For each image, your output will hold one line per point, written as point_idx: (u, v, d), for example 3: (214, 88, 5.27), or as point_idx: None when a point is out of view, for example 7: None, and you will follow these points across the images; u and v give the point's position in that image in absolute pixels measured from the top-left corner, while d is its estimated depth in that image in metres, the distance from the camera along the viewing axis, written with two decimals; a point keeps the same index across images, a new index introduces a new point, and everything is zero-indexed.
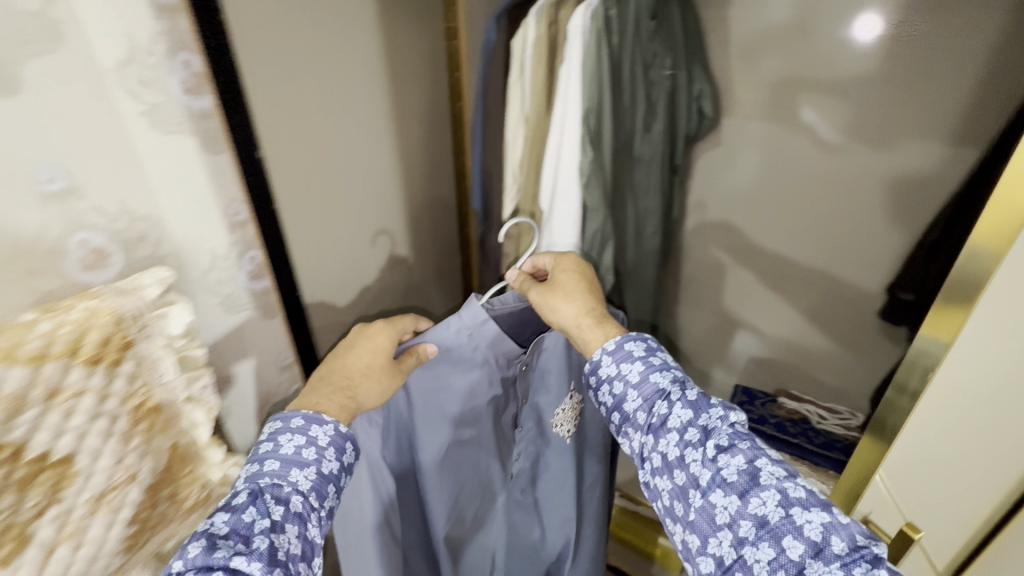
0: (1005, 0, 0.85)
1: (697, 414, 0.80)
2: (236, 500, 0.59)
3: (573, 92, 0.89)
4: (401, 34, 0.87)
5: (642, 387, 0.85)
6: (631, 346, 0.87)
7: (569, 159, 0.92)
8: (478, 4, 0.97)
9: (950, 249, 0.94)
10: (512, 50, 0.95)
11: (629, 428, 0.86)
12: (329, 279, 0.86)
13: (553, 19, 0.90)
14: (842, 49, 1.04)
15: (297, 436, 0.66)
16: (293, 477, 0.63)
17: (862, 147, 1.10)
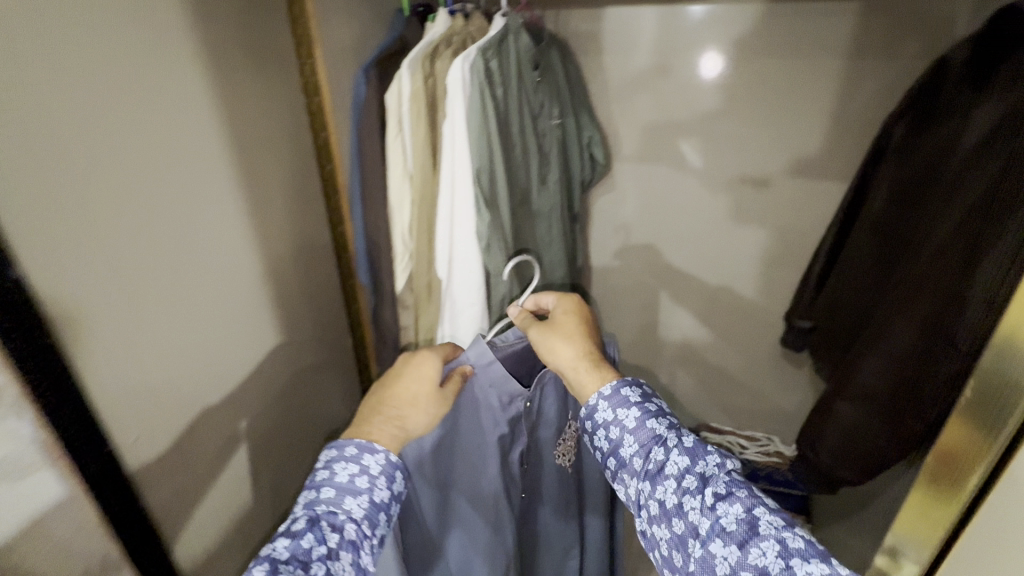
0: (842, 52, 0.95)
1: (697, 463, 0.62)
2: (292, 526, 0.49)
3: (460, 150, 0.80)
4: (245, 92, 0.71)
5: (639, 431, 0.66)
6: (627, 389, 0.69)
7: (463, 222, 0.83)
8: (340, 56, 0.85)
9: (840, 278, 0.97)
10: (388, 106, 0.85)
11: (624, 472, 0.67)
12: (168, 418, 0.63)
13: (428, 71, 0.82)
14: (695, 87, 1.08)
15: (353, 461, 0.55)
16: (349, 505, 0.53)
17: (742, 186, 1.13)
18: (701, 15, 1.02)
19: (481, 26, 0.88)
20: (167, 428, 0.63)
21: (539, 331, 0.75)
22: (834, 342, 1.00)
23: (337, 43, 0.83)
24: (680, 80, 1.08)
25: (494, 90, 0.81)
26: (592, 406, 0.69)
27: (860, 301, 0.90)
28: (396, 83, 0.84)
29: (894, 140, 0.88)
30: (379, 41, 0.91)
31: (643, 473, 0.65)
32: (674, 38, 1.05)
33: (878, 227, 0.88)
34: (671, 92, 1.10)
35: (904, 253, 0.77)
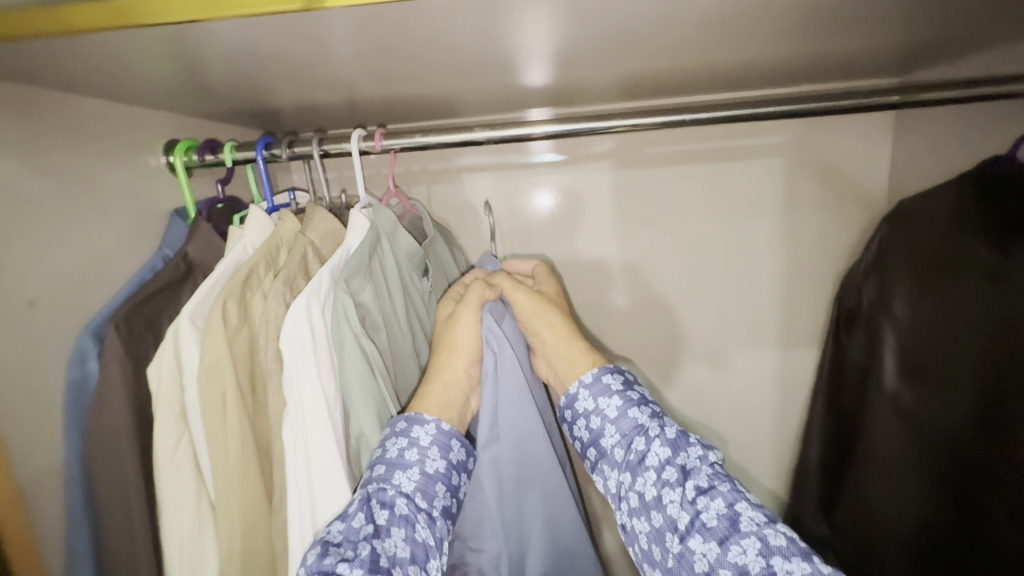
0: (768, 207, 0.81)
1: (679, 455, 0.44)
2: (343, 510, 0.40)
3: (321, 453, 0.45)
4: None
5: (620, 421, 0.47)
6: (608, 376, 0.50)
7: None
8: (39, 312, 0.41)
9: (876, 477, 0.72)
10: (156, 390, 0.45)
11: (604, 467, 0.48)
12: None
13: (238, 318, 0.46)
14: (577, 249, 0.86)
15: (408, 434, 0.44)
16: (397, 478, 0.42)
17: (696, 363, 0.89)
18: (560, 180, 0.84)
19: (329, 228, 0.55)
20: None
21: (533, 302, 0.54)
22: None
23: (27, 296, 0.40)
24: (543, 253, 0.87)
25: (373, 331, 0.48)
26: (573, 395, 0.50)
27: (935, 522, 0.68)
28: (171, 343, 0.45)
29: (865, 303, 0.74)
30: (134, 268, 0.50)
31: (623, 466, 0.46)
32: (512, 199, 0.85)
33: (911, 419, 0.68)
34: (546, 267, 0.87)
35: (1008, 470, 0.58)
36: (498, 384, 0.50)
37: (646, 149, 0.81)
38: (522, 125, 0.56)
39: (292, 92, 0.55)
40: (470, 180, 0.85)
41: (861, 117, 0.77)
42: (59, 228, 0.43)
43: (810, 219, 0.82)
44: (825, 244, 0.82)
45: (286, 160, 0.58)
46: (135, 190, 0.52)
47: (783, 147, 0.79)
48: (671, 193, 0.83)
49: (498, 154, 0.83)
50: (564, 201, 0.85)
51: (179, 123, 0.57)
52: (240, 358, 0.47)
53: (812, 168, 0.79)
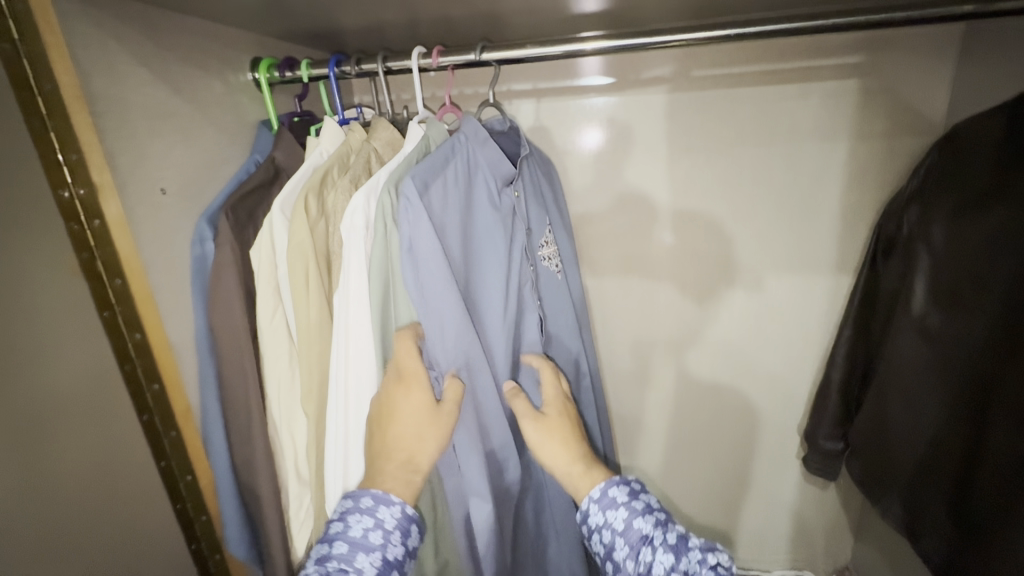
0: (818, 133, 0.82)
1: (681, 560, 0.47)
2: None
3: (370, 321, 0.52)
4: None
5: (626, 532, 0.49)
6: (614, 489, 0.52)
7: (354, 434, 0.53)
8: (174, 197, 0.51)
9: (894, 392, 0.77)
10: (258, 267, 0.54)
11: None
12: None
13: (318, 209, 0.54)
14: (625, 176, 0.90)
15: (356, 510, 0.47)
16: (361, 565, 0.44)
17: (732, 290, 0.93)
18: (610, 105, 0.86)
19: (390, 137, 0.61)
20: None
21: (538, 431, 0.57)
22: (902, 485, 0.80)
23: (159, 184, 0.49)
24: (591, 179, 0.91)
25: None
26: (584, 510, 0.52)
27: (943, 436, 0.71)
28: (269, 228, 0.54)
29: (904, 228, 0.76)
30: (232, 171, 0.59)
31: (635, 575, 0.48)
32: (562, 125, 0.89)
33: (932, 339, 0.70)
34: (593, 197, 0.92)
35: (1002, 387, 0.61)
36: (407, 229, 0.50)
37: (695, 72, 0.82)
38: (572, 42, 0.59)
39: (363, 14, 0.60)
40: (527, 107, 0.89)
41: (927, 36, 0.74)
42: (180, 130, 0.52)
43: (860, 147, 0.81)
44: (873, 173, 0.82)
45: (354, 76, 0.64)
46: (230, 104, 0.59)
47: (839, 70, 0.78)
48: (718, 117, 0.84)
49: (554, 82, 0.86)
50: (617, 135, 0.88)
51: (262, 42, 0.64)
52: (319, 242, 0.55)
53: (869, 94, 0.78)
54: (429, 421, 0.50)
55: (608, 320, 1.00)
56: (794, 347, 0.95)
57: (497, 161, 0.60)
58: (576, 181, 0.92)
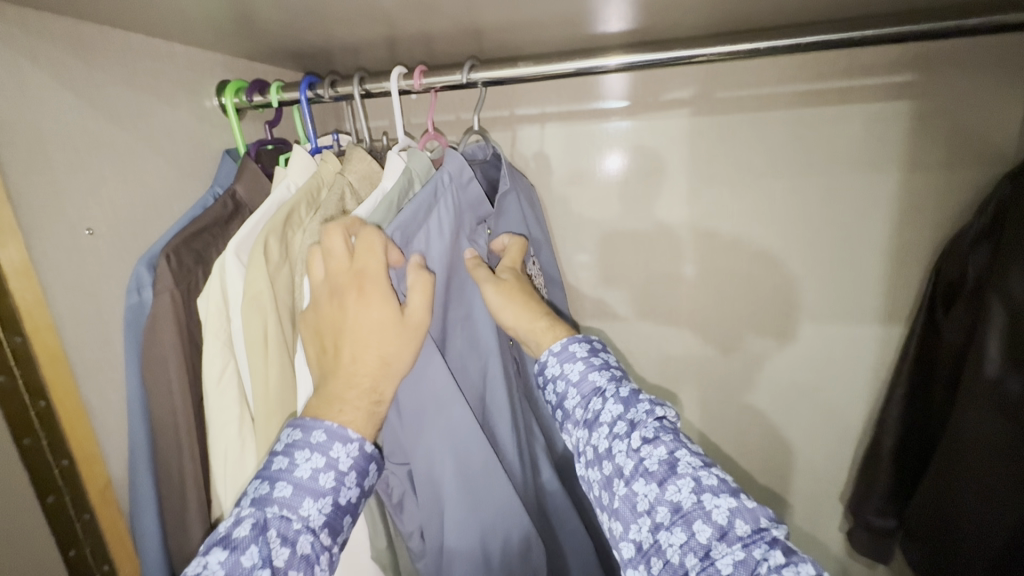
0: (861, 160, 0.71)
1: (630, 410, 0.41)
2: (229, 533, 0.34)
3: None
4: None
5: (580, 383, 0.44)
6: (575, 344, 0.46)
7: None
8: (103, 236, 0.44)
9: (958, 475, 0.65)
10: (206, 322, 0.47)
11: (566, 428, 0.46)
12: None
13: (278, 257, 0.46)
14: (645, 207, 0.81)
15: (305, 444, 0.38)
16: (306, 512, 0.38)
17: (763, 337, 0.82)
18: (621, 129, 0.78)
19: (367, 169, 0.53)
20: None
21: (500, 294, 0.48)
22: None
23: (85, 224, 0.43)
24: (604, 211, 0.83)
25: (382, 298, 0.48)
26: (543, 363, 0.47)
27: None
28: (218, 277, 0.46)
29: (971, 275, 0.65)
30: (188, 207, 0.52)
31: (581, 423, 0.44)
32: (569, 150, 0.81)
33: (1012, 412, 0.58)
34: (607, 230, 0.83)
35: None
36: None
37: (718, 94, 0.73)
38: (585, 57, 0.51)
39: (336, 32, 0.53)
40: (531, 132, 0.81)
41: (992, 50, 0.64)
42: (116, 161, 0.46)
43: (910, 176, 0.70)
44: (927, 207, 0.71)
45: (330, 101, 0.57)
46: (187, 131, 0.53)
47: (886, 89, 0.68)
48: (745, 142, 0.74)
49: (563, 104, 0.79)
50: (633, 164, 0.79)
51: (231, 65, 0.58)
52: (277, 292, 0.47)
53: (921, 117, 0.68)
54: (393, 336, 0.42)
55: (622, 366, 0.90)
56: (836, 404, 0.82)
57: (477, 203, 0.51)
58: (586, 213, 0.83)
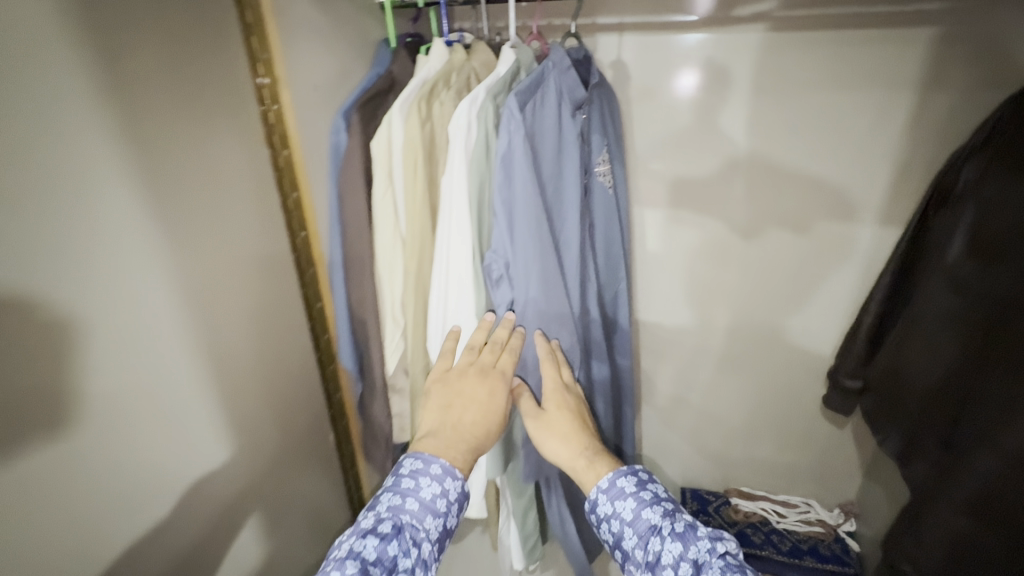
0: (891, 81, 0.83)
1: (690, 548, 0.49)
2: (380, 527, 0.47)
3: (460, 212, 0.66)
4: (171, 146, 0.56)
5: (635, 521, 0.53)
6: (622, 479, 0.56)
7: (461, 303, 0.69)
8: (316, 97, 0.70)
9: (909, 341, 0.83)
10: (377, 158, 0.69)
11: (631, 567, 0.54)
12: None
13: (426, 114, 0.67)
14: (694, 115, 0.95)
15: (426, 474, 0.52)
16: (428, 526, 0.50)
17: (781, 231, 0.99)
18: (690, 41, 0.91)
19: (487, 59, 0.73)
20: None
21: (538, 423, 0.63)
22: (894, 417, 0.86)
23: (307, 89, 0.69)
24: (664, 119, 0.97)
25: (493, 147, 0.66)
26: (594, 500, 0.57)
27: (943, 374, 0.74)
28: (385, 129, 0.68)
29: (961, 181, 0.78)
30: (359, 81, 0.75)
31: (643, 563, 0.52)
32: (640, 58, 0.95)
33: (954, 284, 0.74)
34: (670, 135, 0.98)
35: (1015, 287, 0.61)
36: (505, 161, 0.62)
37: (778, 12, 0.85)
38: None
39: None
40: (611, 40, 0.95)
41: None
42: (320, 48, 0.70)
43: (934, 97, 0.82)
44: (943, 123, 0.83)
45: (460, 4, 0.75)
46: (357, 23, 0.74)
47: (923, 14, 0.79)
48: (798, 59, 0.87)
49: (643, 14, 0.92)
50: (706, 80, 0.93)
51: None
52: (426, 140, 0.68)
53: (951, 41, 0.79)
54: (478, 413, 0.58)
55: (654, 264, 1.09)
56: (835, 292, 1.00)
57: (573, 87, 0.69)
58: (646, 119, 0.98)
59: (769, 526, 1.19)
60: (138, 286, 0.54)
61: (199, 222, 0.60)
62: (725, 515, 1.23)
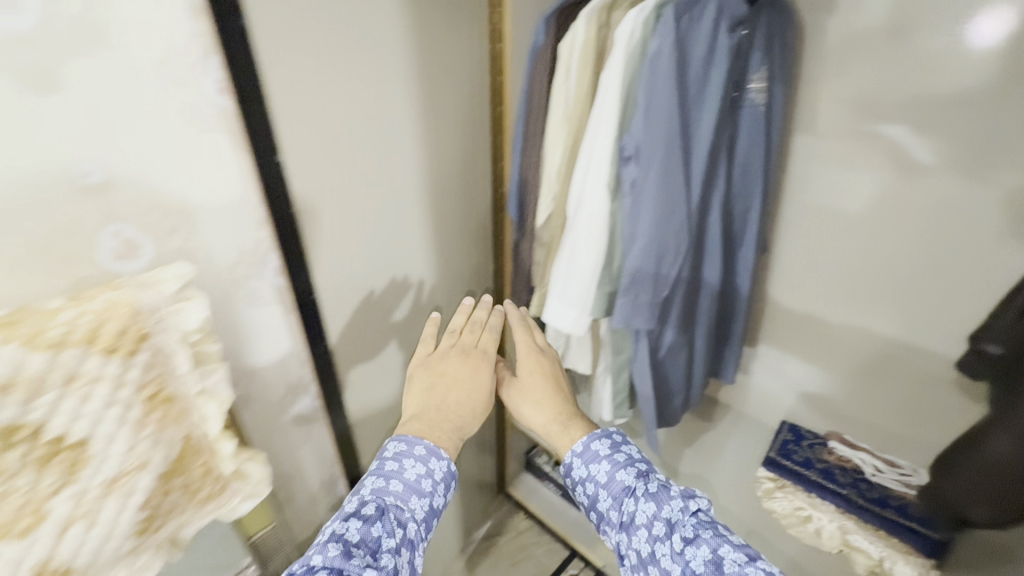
0: None
1: (660, 509, 0.68)
2: (365, 511, 0.65)
3: (611, 100, 0.85)
4: (433, 38, 0.87)
5: (609, 482, 0.73)
6: (595, 445, 0.77)
7: (596, 175, 0.89)
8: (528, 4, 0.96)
9: None
10: (559, 53, 0.91)
11: (604, 525, 0.74)
12: (347, 292, 0.90)
13: (605, 21, 0.86)
14: (954, 53, 0.92)
15: (410, 455, 0.71)
16: (413, 504, 0.69)
17: (955, 176, 0.99)
18: None
19: None
20: (358, 344, 0.96)
21: (514, 392, 0.87)
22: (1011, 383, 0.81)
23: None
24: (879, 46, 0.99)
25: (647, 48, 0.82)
26: (569, 463, 0.78)
27: None
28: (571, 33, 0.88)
29: None
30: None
31: (618, 522, 0.71)
32: None
33: None
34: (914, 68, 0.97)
35: None
36: (654, 60, 0.78)
37: None
38: None
39: None
40: None
41: None
42: None
43: None
44: None
45: None
46: None
47: None
48: None
49: None
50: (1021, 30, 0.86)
51: None
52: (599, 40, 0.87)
53: None
54: (467, 381, 0.82)
55: (827, 217, 1.18)
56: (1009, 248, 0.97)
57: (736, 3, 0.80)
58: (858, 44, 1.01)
59: (861, 474, 1.20)
60: (400, 152, 0.90)
61: (442, 93, 0.94)
62: (817, 451, 1.28)
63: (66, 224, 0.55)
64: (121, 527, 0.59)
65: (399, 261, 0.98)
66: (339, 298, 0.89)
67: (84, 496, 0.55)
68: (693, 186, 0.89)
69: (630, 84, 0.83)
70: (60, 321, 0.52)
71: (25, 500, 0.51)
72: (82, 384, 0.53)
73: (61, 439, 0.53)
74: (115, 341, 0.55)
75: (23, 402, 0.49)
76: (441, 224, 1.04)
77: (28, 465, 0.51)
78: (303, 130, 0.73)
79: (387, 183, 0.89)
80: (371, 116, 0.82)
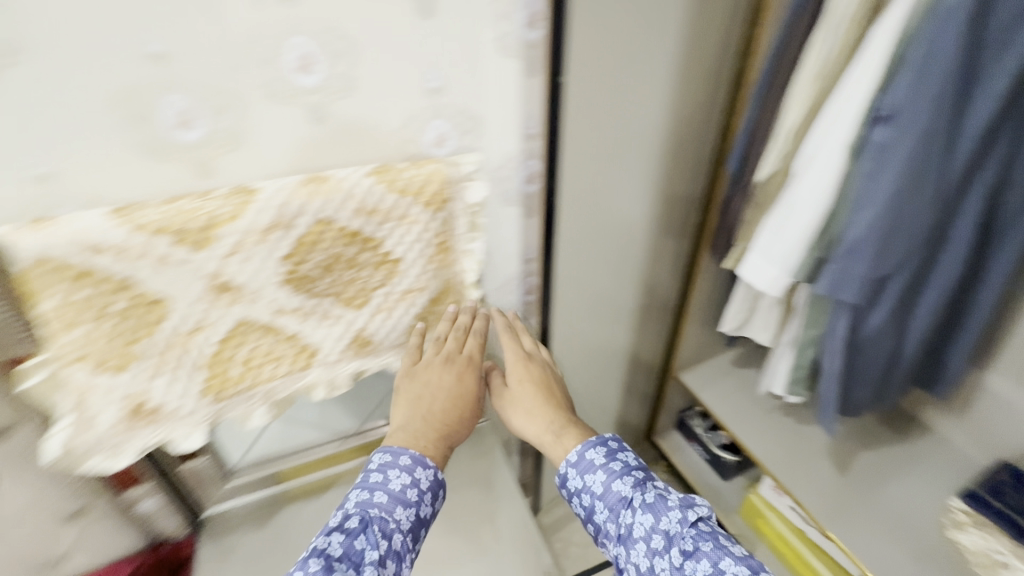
0: None
1: (657, 519, 0.76)
2: (348, 525, 0.72)
3: (875, 56, 0.81)
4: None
5: (605, 493, 0.82)
6: (590, 453, 0.85)
7: (835, 136, 0.88)
8: None
9: None
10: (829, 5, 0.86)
11: (602, 538, 0.83)
12: (573, 215, 1.06)
13: None
14: None
15: (395, 466, 0.80)
16: (397, 515, 0.76)
17: None
18: None
19: None
20: (573, 266, 1.13)
21: (506, 401, 0.96)
22: None
23: None
24: None
25: None
26: (563, 474, 0.87)
27: None
28: None
29: None
30: None
31: (615, 536, 0.80)
32: None
33: None
34: None
35: None
36: (946, 13, 0.71)
37: None
38: None
39: None
40: None
41: None
42: None
43: None
44: None
45: None
46: None
47: None
48: None
49: None
50: None
51: None
52: None
53: None
54: (452, 390, 0.87)
55: None
56: None
57: None
58: None
59: None
60: (649, 97, 0.97)
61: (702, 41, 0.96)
62: None
63: (416, 111, 0.80)
64: (402, 322, 0.89)
65: (621, 199, 1.09)
66: (569, 222, 1.06)
67: (391, 293, 0.86)
68: (950, 159, 0.82)
69: (904, 40, 0.78)
70: (406, 176, 0.78)
71: (365, 282, 0.83)
72: (408, 221, 0.80)
73: (389, 254, 0.81)
74: (432, 197, 0.80)
75: (378, 220, 0.78)
76: (666, 172, 1.10)
77: (371, 262, 0.81)
78: (580, 77, 0.88)
79: (628, 125, 0.99)
80: (631, 57, 0.90)
